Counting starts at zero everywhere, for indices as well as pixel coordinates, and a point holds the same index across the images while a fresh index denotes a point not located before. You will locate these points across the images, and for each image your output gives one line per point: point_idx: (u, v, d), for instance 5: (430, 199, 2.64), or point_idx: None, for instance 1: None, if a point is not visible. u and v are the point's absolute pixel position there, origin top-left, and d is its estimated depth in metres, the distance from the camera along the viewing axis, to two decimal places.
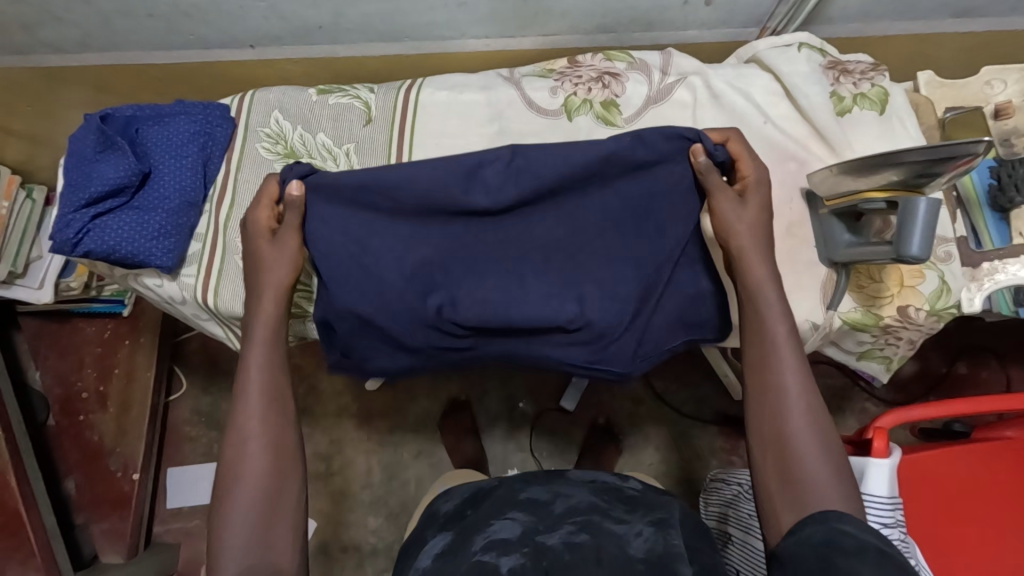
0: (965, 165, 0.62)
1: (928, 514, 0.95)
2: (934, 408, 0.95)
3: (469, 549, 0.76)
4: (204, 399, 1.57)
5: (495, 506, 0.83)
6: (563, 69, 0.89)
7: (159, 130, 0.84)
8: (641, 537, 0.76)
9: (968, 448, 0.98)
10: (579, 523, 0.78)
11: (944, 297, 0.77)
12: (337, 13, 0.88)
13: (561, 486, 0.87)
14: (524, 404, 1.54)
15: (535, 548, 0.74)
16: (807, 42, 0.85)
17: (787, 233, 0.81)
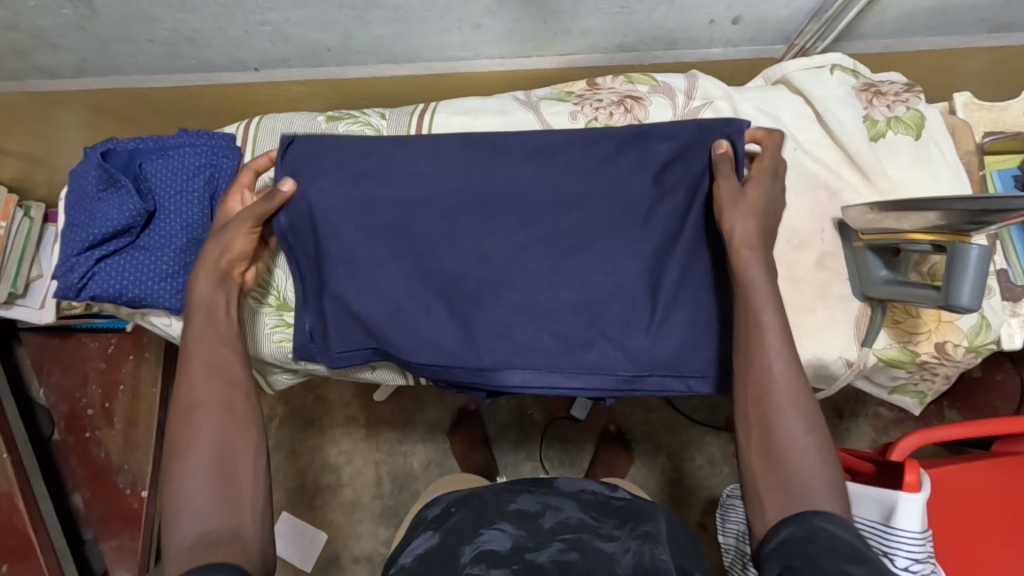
0: (1019, 215, 0.60)
1: (958, 538, 0.92)
2: (959, 429, 0.92)
3: (457, 560, 0.73)
4: None
5: (481, 514, 0.80)
6: (583, 92, 0.86)
7: (162, 164, 0.80)
8: (629, 552, 0.72)
9: (995, 473, 0.96)
10: (569, 541, 0.74)
11: (984, 333, 0.74)
12: (346, 36, 0.83)
13: (553, 498, 0.84)
14: (535, 414, 1.52)
15: (523, 565, 0.70)
16: (840, 63, 0.81)
17: (818, 265, 0.78)
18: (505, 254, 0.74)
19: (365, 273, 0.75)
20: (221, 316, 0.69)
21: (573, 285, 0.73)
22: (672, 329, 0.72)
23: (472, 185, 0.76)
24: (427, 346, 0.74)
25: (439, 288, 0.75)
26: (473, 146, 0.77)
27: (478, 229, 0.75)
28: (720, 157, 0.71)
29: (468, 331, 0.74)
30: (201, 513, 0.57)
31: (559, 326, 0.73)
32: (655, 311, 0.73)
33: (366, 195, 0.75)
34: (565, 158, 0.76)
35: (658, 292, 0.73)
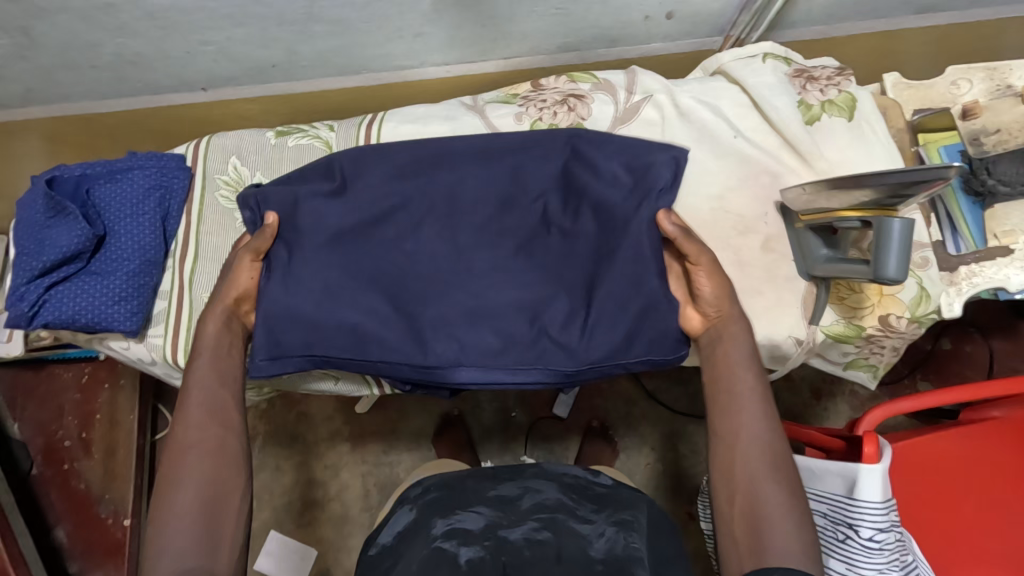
0: (938, 186, 0.62)
1: (922, 505, 0.95)
2: (924, 400, 0.94)
3: (431, 535, 0.77)
4: None
5: (460, 496, 0.85)
6: (528, 94, 0.87)
7: (111, 189, 0.80)
8: (603, 537, 0.76)
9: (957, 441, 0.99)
10: (543, 520, 0.78)
11: (924, 304, 0.76)
12: (289, 51, 0.84)
13: (533, 481, 0.87)
14: (517, 414, 1.53)
15: (495, 542, 0.74)
16: (772, 52, 0.84)
17: (764, 248, 0.80)
18: (451, 259, 0.76)
19: (311, 278, 0.74)
20: (225, 358, 0.72)
21: (518, 286, 0.75)
22: (614, 326, 0.73)
23: (417, 187, 0.77)
24: (376, 350, 0.74)
25: (388, 291, 0.75)
26: (426, 151, 0.78)
27: (429, 232, 0.76)
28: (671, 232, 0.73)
29: (416, 337, 0.74)
30: (183, 552, 0.60)
31: (505, 327, 0.74)
32: (597, 309, 0.74)
33: (319, 201, 0.76)
34: (514, 158, 0.78)
35: (603, 288, 0.74)
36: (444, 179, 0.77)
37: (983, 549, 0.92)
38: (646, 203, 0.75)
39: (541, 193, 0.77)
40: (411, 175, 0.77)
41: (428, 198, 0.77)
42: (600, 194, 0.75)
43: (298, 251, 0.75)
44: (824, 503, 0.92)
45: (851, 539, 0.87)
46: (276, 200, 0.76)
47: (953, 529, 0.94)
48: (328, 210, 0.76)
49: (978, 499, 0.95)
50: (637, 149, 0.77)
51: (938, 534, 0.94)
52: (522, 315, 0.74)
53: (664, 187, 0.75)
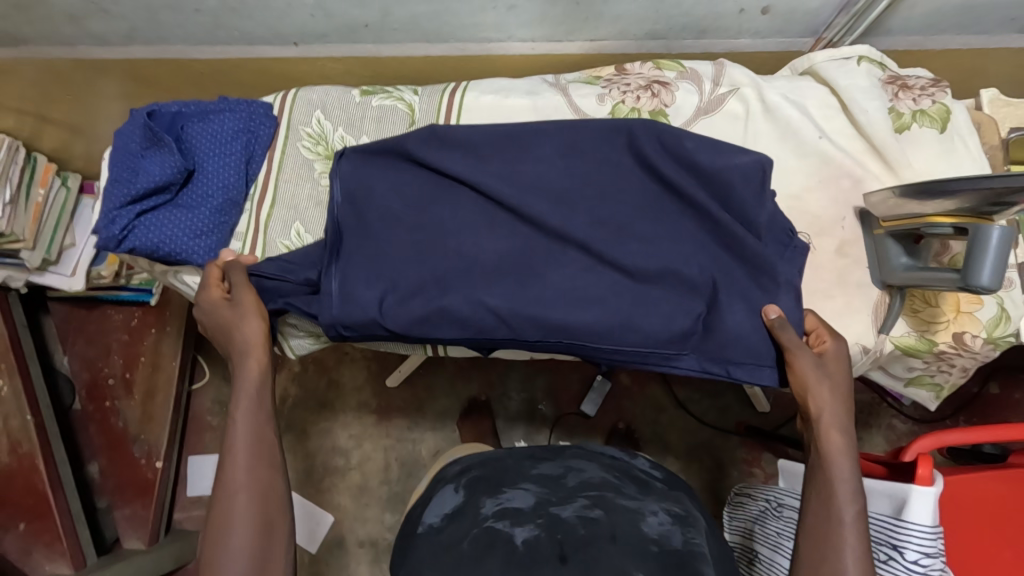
0: None
1: (962, 539, 0.92)
2: (975, 433, 0.91)
3: (482, 514, 0.78)
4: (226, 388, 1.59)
5: (504, 475, 0.85)
6: (611, 77, 0.88)
7: (203, 127, 0.83)
8: (656, 518, 0.77)
9: (1014, 480, 0.95)
10: (592, 498, 0.79)
11: (1002, 326, 0.74)
12: (384, 12, 0.86)
13: (574, 460, 0.88)
14: (545, 407, 1.53)
15: (548, 519, 0.75)
16: (867, 55, 0.82)
17: (838, 253, 0.79)
18: (526, 238, 0.79)
19: (389, 246, 0.79)
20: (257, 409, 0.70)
21: (593, 273, 0.77)
22: (680, 310, 0.74)
23: (500, 169, 0.80)
24: (443, 325, 0.77)
25: (458, 262, 0.78)
26: (507, 131, 0.81)
27: (511, 219, 0.79)
28: (777, 323, 0.73)
29: (497, 317, 0.75)
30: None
31: (579, 314, 0.75)
32: (673, 304, 0.74)
33: (402, 179, 0.82)
34: (593, 141, 0.79)
35: (672, 278, 0.76)
36: (522, 158, 0.80)
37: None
38: (724, 209, 0.76)
39: (619, 177, 0.79)
40: (491, 150, 0.80)
41: (505, 174, 0.79)
42: (677, 187, 0.77)
43: (382, 224, 0.80)
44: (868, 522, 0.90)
45: (894, 560, 0.85)
46: (362, 171, 0.82)
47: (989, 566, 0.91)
48: (412, 186, 0.81)
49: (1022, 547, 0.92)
50: (722, 146, 0.77)
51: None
52: (587, 296, 0.76)
53: (755, 193, 0.76)
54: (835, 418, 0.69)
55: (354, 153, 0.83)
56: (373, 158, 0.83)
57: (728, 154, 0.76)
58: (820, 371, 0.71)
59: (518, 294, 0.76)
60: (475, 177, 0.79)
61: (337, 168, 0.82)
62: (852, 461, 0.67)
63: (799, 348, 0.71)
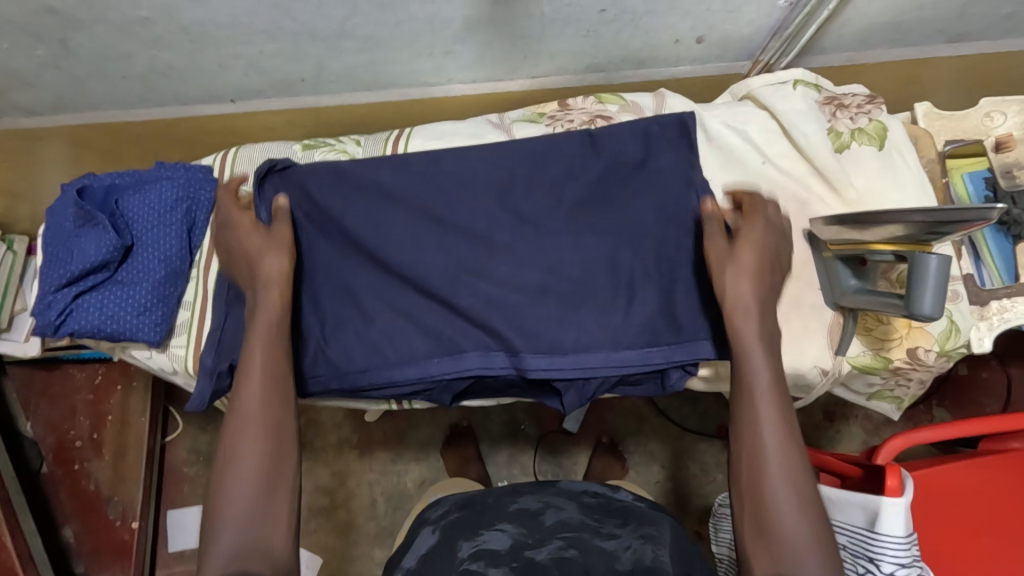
0: (972, 227, 0.61)
1: (938, 530, 0.94)
2: (943, 430, 0.94)
3: (458, 559, 0.77)
4: (201, 437, 1.55)
5: (482, 516, 0.85)
6: (555, 113, 0.88)
7: (139, 199, 0.80)
8: (629, 550, 0.76)
9: (985, 472, 0.97)
10: (568, 538, 0.78)
11: (954, 338, 0.75)
12: (319, 66, 0.85)
13: (553, 497, 0.88)
14: (527, 427, 1.52)
15: (523, 562, 0.74)
16: (802, 78, 0.83)
17: (790, 275, 0.79)
18: (474, 268, 0.78)
19: (341, 283, 0.80)
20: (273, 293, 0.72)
21: (538, 296, 0.78)
22: (621, 330, 0.77)
23: (440, 203, 0.80)
24: (391, 359, 0.78)
25: (405, 294, 0.80)
26: (437, 155, 0.81)
27: (461, 248, 0.79)
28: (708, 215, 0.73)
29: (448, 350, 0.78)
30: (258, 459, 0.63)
31: (525, 337, 0.77)
32: (622, 322, 0.77)
33: (340, 204, 0.81)
34: (520, 157, 0.80)
35: (614, 294, 0.77)
36: (453, 180, 0.80)
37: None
38: (663, 226, 0.78)
39: (555, 190, 0.79)
40: (418, 174, 0.81)
41: (442, 202, 0.80)
42: (615, 208, 0.79)
43: (325, 264, 0.80)
44: (843, 535, 0.91)
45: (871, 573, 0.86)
46: (296, 198, 0.82)
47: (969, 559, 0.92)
48: (353, 214, 0.80)
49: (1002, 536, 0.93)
50: (656, 171, 0.79)
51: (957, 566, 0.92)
52: (530, 323, 0.77)
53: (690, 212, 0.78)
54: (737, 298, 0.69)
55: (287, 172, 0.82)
56: (304, 186, 0.82)
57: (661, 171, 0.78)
58: (731, 257, 0.71)
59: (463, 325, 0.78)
60: (419, 210, 0.80)
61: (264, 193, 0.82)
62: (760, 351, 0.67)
63: (711, 238, 0.73)
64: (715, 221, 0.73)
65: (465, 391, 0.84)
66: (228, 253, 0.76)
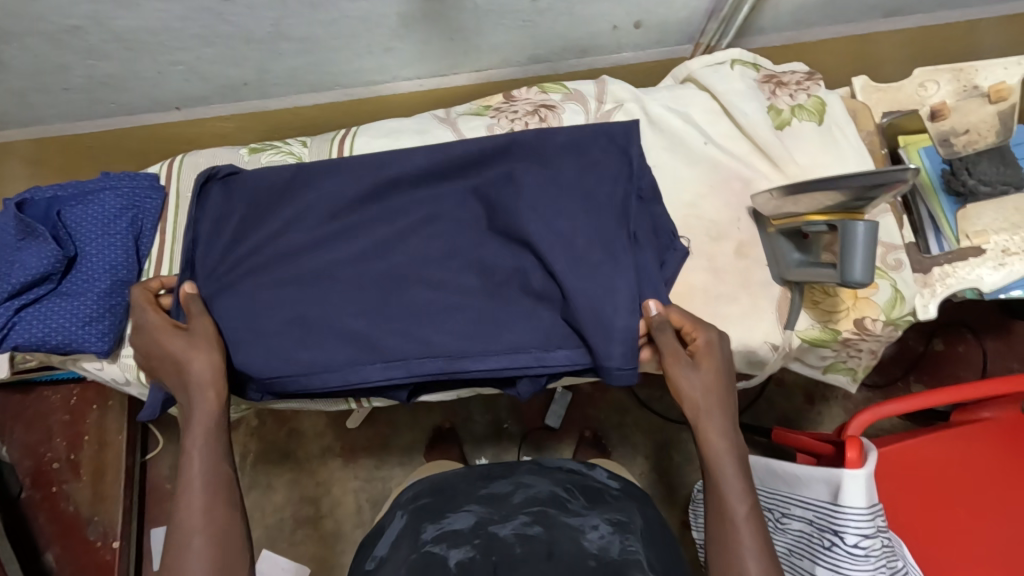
0: (895, 190, 0.62)
1: (910, 504, 0.96)
2: (907, 402, 0.94)
3: (423, 540, 0.77)
4: (182, 453, 1.54)
5: (450, 498, 0.85)
6: (500, 105, 0.89)
7: (82, 210, 0.80)
8: (596, 531, 0.77)
9: (955, 441, 0.97)
10: (533, 515, 0.79)
11: (899, 306, 0.76)
12: (260, 70, 0.85)
13: (525, 476, 0.88)
14: (510, 425, 1.52)
15: (486, 539, 0.75)
16: (739, 58, 0.84)
17: (737, 254, 0.80)
18: (404, 266, 0.80)
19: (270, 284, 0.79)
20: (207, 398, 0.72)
21: (464, 290, 0.80)
22: (547, 318, 0.77)
23: (378, 209, 0.82)
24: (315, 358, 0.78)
25: (333, 292, 0.79)
26: (372, 158, 0.84)
27: (401, 255, 0.81)
28: (655, 324, 0.74)
29: (374, 348, 0.78)
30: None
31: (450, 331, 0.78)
32: (554, 322, 0.77)
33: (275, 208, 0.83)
34: (448, 155, 0.82)
35: (540, 284, 0.78)
36: (386, 181, 0.83)
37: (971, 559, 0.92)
38: (593, 210, 0.78)
39: (486, 186, 0.82)
40: (352, 175, 0.83)
41: (373, 203, 0.82)
42: (545, 196, 0.80)
43: (263, 268, 0.80)
44: (810, 510, 0.91)
45: (837, 546, 0.86)
46: (226, 202, 0.83)
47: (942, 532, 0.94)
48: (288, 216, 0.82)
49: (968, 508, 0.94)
50: (584, 159, 0.81)
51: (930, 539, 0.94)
52: (455, 316, 0.78)
53: (619, 196, 0.79)
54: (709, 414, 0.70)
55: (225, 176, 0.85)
56: (236, 191, 0.84)
57: (590, 160, 0.81)
58: (697, 377, 0.72)
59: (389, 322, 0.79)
60: (350, 211, 0.82)
61: (207, 202, 0.83)
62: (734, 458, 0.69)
63: (670, 357, 0.72)
64: (668, 340, 0.73)
65: (419, 387, 0.84)
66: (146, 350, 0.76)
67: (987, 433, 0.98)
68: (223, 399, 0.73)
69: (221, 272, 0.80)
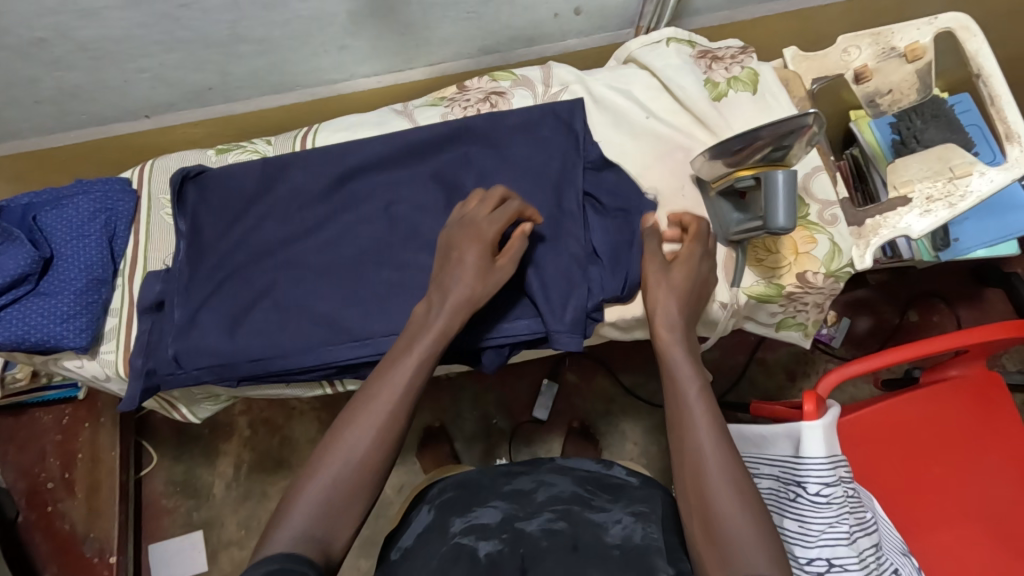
0: (807, 134, 0.70)
1: (892, 468, 0.99)
2: (869, 362, 0.95)
3: (449, 534, 0.76)
4: (177, 468, 1.49)
5: (475, 493, 0.83)
6: (454, 95, 0.93)
7: (57, 214, 0.84)
8: (619, 524, 0.75)
9: (923, 400, 1.00)
10: (558, 510, 0.78)
11: (838, 258, 0.80)
12: (222, 73, 0.89)
13: (548, 473, 0.86)
14: (499, 421, 1.54)
15: (513, 534, 0.75)
16: (674, 36, 0.89)
17: (683, 219, 0.84)
18: (365, 252, 0.84)
19: (240, 279, 0.84)
20: (479, 273, 0.72)
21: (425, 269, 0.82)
22: (504, 293, 0.81)
23: (341, 200, 0.87)
24: (282, 343, 0.81)
25: (298, 280, 0.83)
26: (332, 153, 0.88)
27: (366, 240, 0.84)
28: (646, 231, 0.80)
29: (339, 330, 0.81)
30: (339, 475, 0.62)
31: (409, 308, 0.81)
32: (511, 295, 0.81)
33: (241, 206, 0.87)
34: (404, 145, 0.87)
35: None
36: (346, 174, 0.87)
37: (939, 516, 0.97)
38: (540, 189, 0.83)
39: (440, 173, 0.86)
40: (313, 169, 0.87)
41: (335, 193, 0.87)
42: (497, 181, 0.85)
43: (236, 260, 0.85)
44: (775, 467, 0.94)
45: (800, 496, 0.89)
46: (195, 204, 0.88)
47: (923, 497, 0.98)
48: (255, 213, 0.87)
49: (939, 468, 0.98)
50: (534, 141, 0.85)
51: (913, 505, 0.97)
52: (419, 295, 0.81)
53: (563, 176, 0.83)
54: (666, 314, 0.72)
55: (199, 176, 0.88)
56: (208, 192, 0.88)
57: (537, 145, 0.85)
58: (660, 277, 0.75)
59: (353, 306, 0.82)
60: (313, 203, 0.86)
61: (184, 201, 0.88)
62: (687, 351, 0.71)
63: (648, 254, 0.77)
64: (652, 240, 0.79)
65: None
66: (449, 242, 0.74)
67: (960, 392, 1.01)
68: (481, 289, 0.72)
69: (194, 269, 0.85)
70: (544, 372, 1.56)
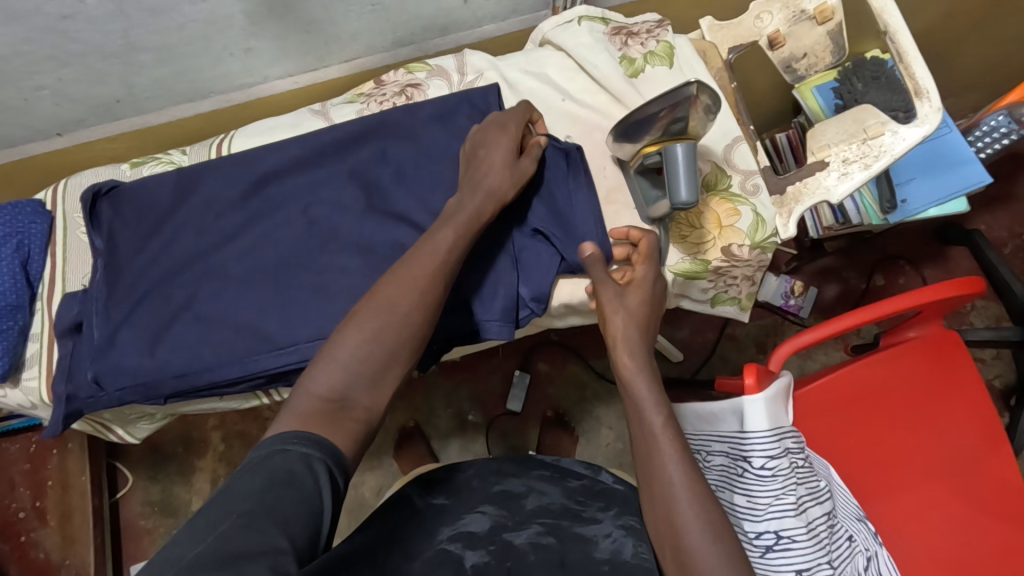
0: (695, 105, 0.73)
1: (855, 434, 0.96)
2: (823, 329, 0.89)
3: (434, 537, 0.71)
4: (154, 488, 1.40)
5: (463, 495, 0.78)
6: (370, 91, 0.91)
7: None
8: (609, 538, 0.72)
9: (882, 362, 0.97)
10: (547, 524, 0.74)
11: (762, 229, 0.79)
12: (127, 85, 0.87)
13: (537, 478, 0.81)
14: (474, 416, 1.48)
15: (501, 547, 0.70)
16: (586, 14, 0.87)
17: (606, 200, 0.83)
18: (286, 256, 0.82)
19: (160, 293, 0.82)
20: (505, 164, 0.74)
21: (347, 270, 0.81)
22: None
23: (259, 205, 0.85)
24: (205, 356, 0.79)
25: (219, 290, 0.81)
26: (247, 158, 0.86)
27: (285, 245, 0.82)
28: (586, 261, 0.74)
29: (262, 338, 0.79)
30: (372, 344, 0.62)
31: (332, 311, 0.79)
32: None
33: (158, 219, 0.85)
34: (320, 143, 0.85)
35: None
36: (263, 178, 0.85)
37: (900, 482, 0.95)
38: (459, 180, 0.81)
39: (358, 169, 0.84)
40: (229, 175, 0.85)
41: (252, 199, 0.85)
42: (415, 174, 0.83)
43: (155, 274, 0.83)
44: (724, 445, 0.93)
45: (747, 471, 0.88)
46: (109, 220, 0.85)
47: (885, 462, 0.96)
48: (172, 224, 0.85)
49: (900, 430, 0.96)
50: (451, 130, 0.84)
51: (877, 470, 0.96)
52: (342, 296, 0.79)
53: None
54: (627, 341, 0.69)
55: (112, 191, 0.86)
56: (122, 207, 0.85)
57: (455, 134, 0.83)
58: (617, 302, 0.71)
59: (276, 312, 0.80)
60: (231, 210, 0.84)
61: (98, 217, 0.86)
62: (649, 377, 0.67)
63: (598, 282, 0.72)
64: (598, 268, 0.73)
65: None
66: (475, 147, 0.76)
67: (920, 353, 0.98)
68: (514, 180, 0.74)
69: (111, 286, 0.83)
70: (515, 364, 1.51)
